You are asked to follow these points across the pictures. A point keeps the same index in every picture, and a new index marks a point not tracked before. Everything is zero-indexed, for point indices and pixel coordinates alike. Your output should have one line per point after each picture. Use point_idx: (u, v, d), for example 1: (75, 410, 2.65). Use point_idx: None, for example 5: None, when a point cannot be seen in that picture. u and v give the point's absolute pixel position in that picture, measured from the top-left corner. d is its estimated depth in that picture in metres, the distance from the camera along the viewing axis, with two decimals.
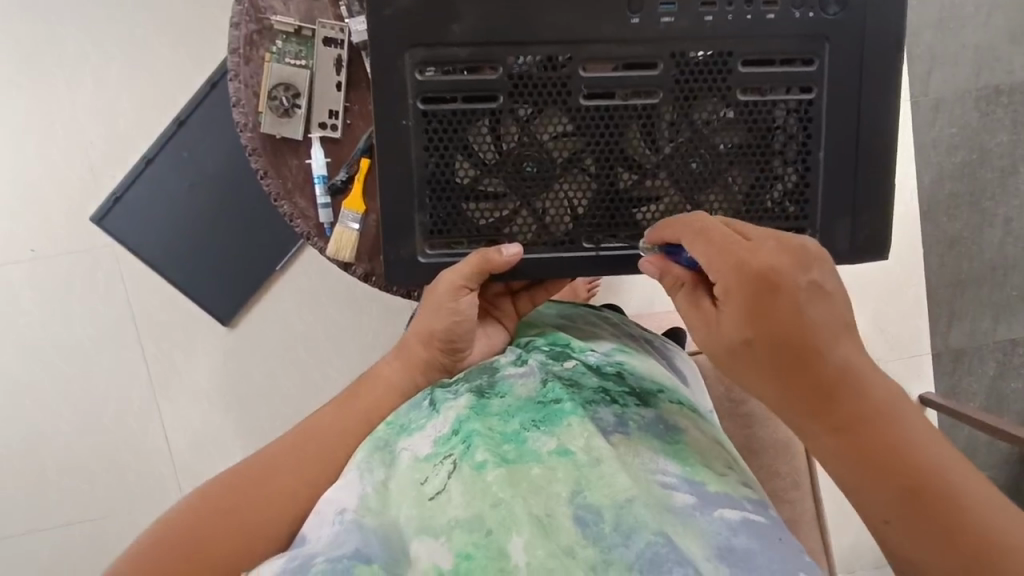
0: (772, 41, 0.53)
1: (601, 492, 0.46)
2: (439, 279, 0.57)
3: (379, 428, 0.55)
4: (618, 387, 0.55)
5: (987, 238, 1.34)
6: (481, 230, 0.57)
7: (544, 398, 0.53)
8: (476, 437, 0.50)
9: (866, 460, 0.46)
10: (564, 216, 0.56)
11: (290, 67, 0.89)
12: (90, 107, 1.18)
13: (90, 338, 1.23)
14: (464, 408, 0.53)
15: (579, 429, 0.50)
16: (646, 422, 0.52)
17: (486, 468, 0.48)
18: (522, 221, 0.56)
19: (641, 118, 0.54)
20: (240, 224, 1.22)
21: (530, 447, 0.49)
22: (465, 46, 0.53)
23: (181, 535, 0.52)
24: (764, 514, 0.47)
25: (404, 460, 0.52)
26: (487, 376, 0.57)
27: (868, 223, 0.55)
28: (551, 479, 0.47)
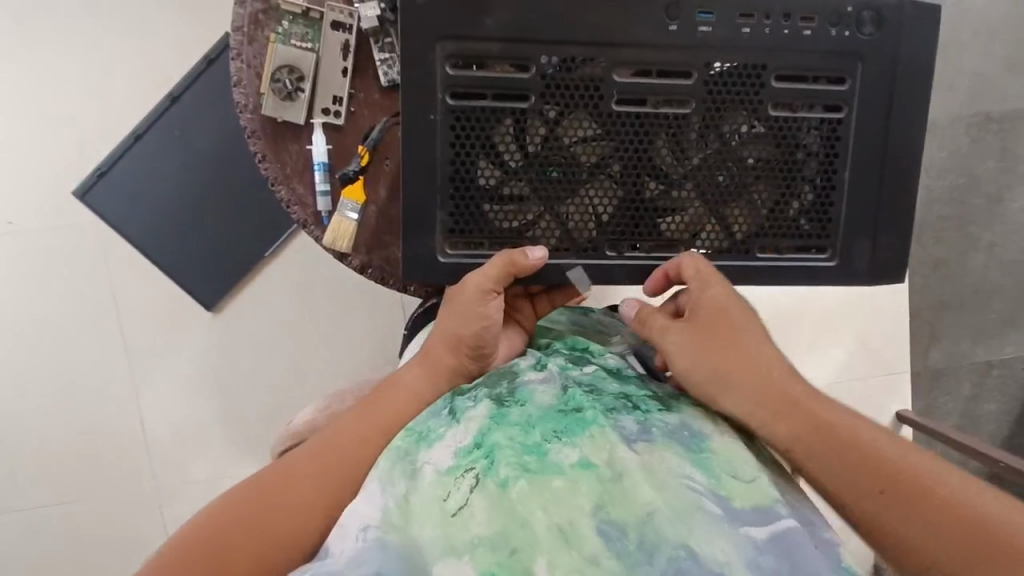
0: (808, 57, 0.52)
1: (623, 507, 0.46)
2: (466, 281, 0.55)
3: (397, 437, 0.53)
4: (640, 393, 0.54)
5: (972, 262, 1.36)
6: (503, 232, 0.55)
7: (565, 406, 0.52)
8: (498, 451, 0.49)
9: (831, 444, 0.49)
10: (588, 222, 0.55)
11: (296, 50, 0.86)
12: (80, 76, 1.13)
13: (68, 316, 1.18)
14: (484, 417, 0.51)
15: (601, 441, 0.49)
16: (670, 428, 0.51)
17: (509, 484, 0.47)
18: (545, 226, 0.55)
19: (670, 127, 0.53)
20: (231, 206, 1.19)
21: (553, 459, 0.49)
22: (497, 41, 0.52)
23: (181, 561, 0.50)
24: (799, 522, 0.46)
25: (426, 475, 0.50)
26: (506, 382, 0.55)
27: (888, 246, 0.55)
28: (573, 493, 0.47)
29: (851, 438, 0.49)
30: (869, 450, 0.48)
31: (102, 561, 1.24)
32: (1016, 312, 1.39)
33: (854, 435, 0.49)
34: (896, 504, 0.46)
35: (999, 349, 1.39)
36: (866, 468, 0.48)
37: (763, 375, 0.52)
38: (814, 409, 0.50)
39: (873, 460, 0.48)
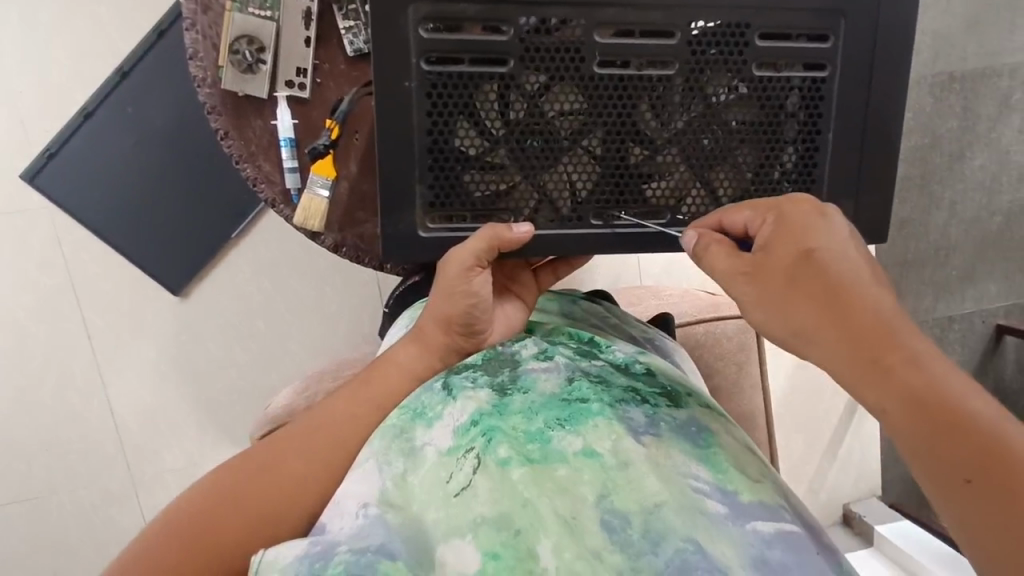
0: (790, 14, 0.51)
1: (630, 498, 0.46)
2: (448, 257, 0.53)
3: (393, 415, 0.54)
4: (649, 388, 0.54)
5: (934, 221, 1.39)
6: (485, 203, 0.54)
7: (569, 396, 0.51)
8: (498, 433, 0.48)
9: (917, 416, 0.42)
10: (571, 192, 0.54)
11: (254, 18, 0.82)
12: (21, 50, 1.06)
13: (26, 306, 1.13)
14: (485, 402, 0.51)
15: (605, 430, 0.49)
16: (678, 424, 0.51)
17: (511, 466, 0.47)
18: (528, 196, 0.54)
19: (655, 89, 0.51)
20: (192, 186, 1.14)
21: (555, 447, 0.48)
22: (474, 3, 0.49)
23: (167, 543, 0.52)
24: (800, 525, 0.46)
25: (427, 455, 0.50)
26: (508, 369, 0.54)
27: (870, 207, 0.55)
28: (578, 481, 0.46)
29: (949, 414, 0.42)
30: (965, 436, 0.41)
31: (78, 553, 1.21)
32: (973, 268, 1.44)
33: (955, 414, 0.42)
34: (970, 498, 0.41)
35: (959, 304, 1.44)
36: (952, 454, 0.41)
37: (850, 328, 0.45)
38: (910, 368, 0.43)
39: (963, 447, 0.41)
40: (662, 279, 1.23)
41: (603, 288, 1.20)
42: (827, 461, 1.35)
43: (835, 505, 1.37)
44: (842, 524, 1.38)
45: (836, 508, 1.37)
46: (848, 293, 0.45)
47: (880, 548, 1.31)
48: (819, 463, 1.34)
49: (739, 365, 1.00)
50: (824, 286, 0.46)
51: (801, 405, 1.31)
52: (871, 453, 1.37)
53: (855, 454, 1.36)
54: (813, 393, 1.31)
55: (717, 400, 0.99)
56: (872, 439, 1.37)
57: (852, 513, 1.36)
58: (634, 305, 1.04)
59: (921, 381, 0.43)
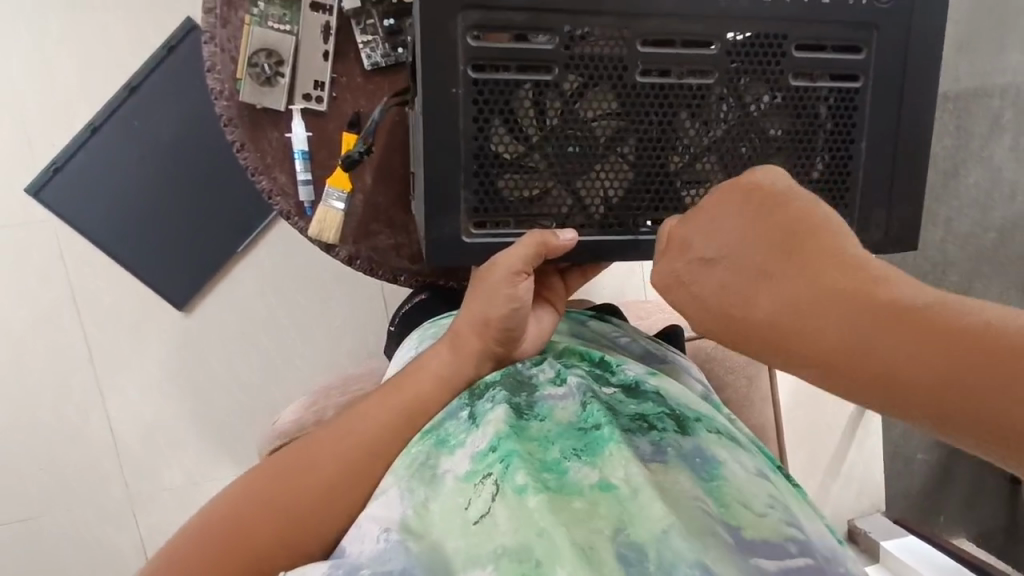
0: (826, 27, 0.51)
1: (641, 527, 0.43)
2: (496, 260, 0.52)
3: (416, 443, 0.52)
4: (656, 410, 0.51)
5: (930, 236, 1.43)
6: (525, 209, 0.53)
7: (585, 424, 0.49)
8: (516, 458, 0.46)
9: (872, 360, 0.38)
10: (607, 198, 0.53)
11: (273, 32, 0.82)
12: (30, 64, 1.06)
13: (25, 322, 1.11)
14: (503, 424, 0.48)
15: (619, 458, 0.47)
16: (684, 452, 0.48)
17: (527, 493, 0.44)
18: (563, 202, 0.53)
19: (693, 98, 0.51)
20: (201, 198, 1.13)
21: (571, 479, 0.46)
22: (522, 12, 0.49)
23: (195, 554, 0.51)
24: (810, 558, 0.43)
25: (447, 482, 0.48)
26: (524, 394, 0.52)
27: (901, 216, 0.55)
28: (593, 515, 0.44)
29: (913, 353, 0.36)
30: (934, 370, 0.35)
31: None
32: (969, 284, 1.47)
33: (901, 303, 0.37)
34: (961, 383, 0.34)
35: None
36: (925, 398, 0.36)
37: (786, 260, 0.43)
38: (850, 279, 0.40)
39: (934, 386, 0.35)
40: None
41: (610, 302, 1.20)
42: (832, 475, 1.34)
43: (840, 520, 1.37)
44: (848, 540, 1.37)
45: (841, 525, 1.37)
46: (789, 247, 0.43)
47: (888, 566, 1.29)
48: (825, 478, 1.34)
49: (749, 379, 1.00)
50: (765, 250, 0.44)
51: (806, 420, 1.32)
52: (875, 467, 1.37)
53: (859, 468, 1.36)
54: (817, 407, 1.32)
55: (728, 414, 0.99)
56: (876, 454, 1.37)
57: (857, 529, 1.35)
58: (642, 318, 1.05)
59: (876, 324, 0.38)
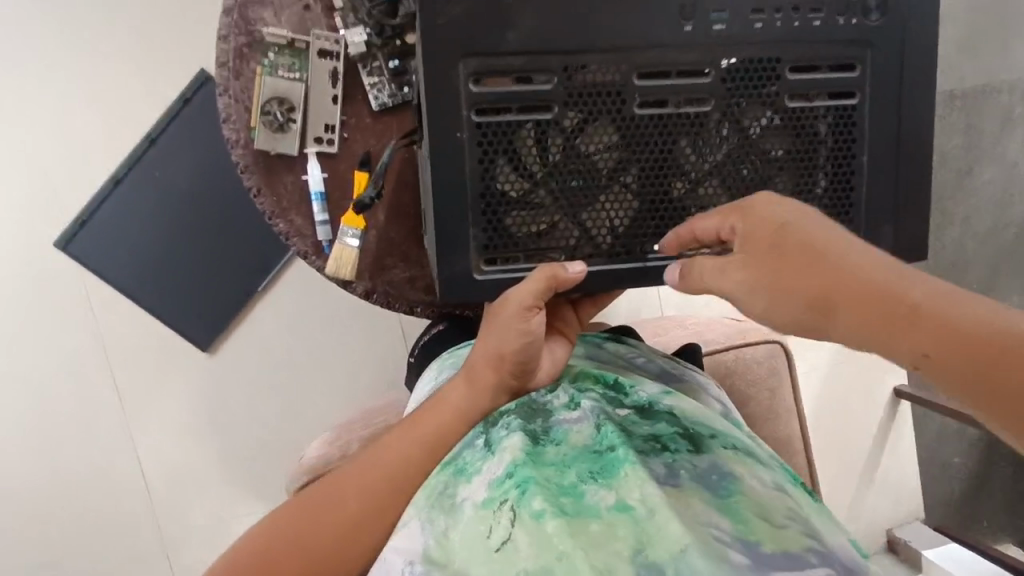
0: (819, 48, 0.51)
1: (659, 547, 0.43)
2: (507, 295, 0.51)
3: (436, 473, 0.53)
4: (670, 429, 0.52)
5: (948, 236, 1.41)
6: (533, 243, 0.52)
7: (600, 446, 0.49)
8: (532, 483, 0.46)
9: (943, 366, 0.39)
10: (610, 228, 0.52)
11: (283, 80, 0.85)
12: (54, 124, 1.11)
13: (56, 372, 1.15)
14: (519, 450, 0.49)
15: (635, 478, 0.46)
16: (699, 470, 0.48)
17: (545, 517, 0.44)
18: (568, 233, 0.52)
19: (693, 126, 0.51)
20: (221, 242, 1.17)
21: (588, 502, 0.46)
22: (518, 55, 0.48)
23: None
24: (832, 569, 0.43)
25: (466, 510, 0.48)
26: (539, 420, 0.53)
27: (910, 225, 0.54)
28: (610, 537, 0.44)
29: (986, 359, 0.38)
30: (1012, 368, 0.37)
31: None
32: (993, 282, 1.44)
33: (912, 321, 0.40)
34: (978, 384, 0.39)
35: None
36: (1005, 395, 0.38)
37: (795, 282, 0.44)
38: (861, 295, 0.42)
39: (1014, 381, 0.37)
40: (684, 307, 1.24)
41: (626, 320, 1.21)
42: (865, 485, 1.32)
43: (877, 531, 1.34)
44: (888, 551, 1.34)
45: (879, 534, 1.34)
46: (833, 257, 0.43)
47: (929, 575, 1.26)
48: (858, 488, 1.31)
49: (772, 392, 0.99)
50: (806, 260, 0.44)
51: (834, 429, 1.30)
52: (909, 474, 1.34)
53: (893, 476, 1.33)
54: (845, 416, 1.30)
55: (753, 427, 0.98)
56: (909, 460, 1.34)
57: (896, 538, 1.32)
58: (659, 335, 1.05)
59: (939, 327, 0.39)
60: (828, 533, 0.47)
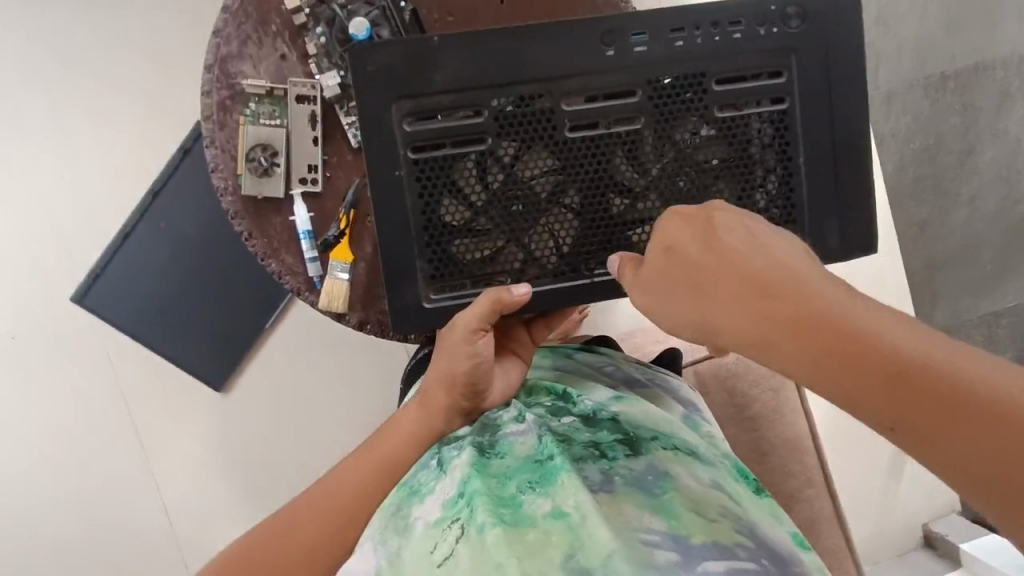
0: (743, 58, 0.54)
1: (592, 552, 0.47)
2: (454, 321, 0.56)
3: (393, 492, 0.57)
4: (609, 438, 0.58)
5: (956, 218, 1.38)
6: (477, 268, 0.57)
7: (541, 456, 0.55)
8: (478, 497, 0.51)
9: (859, 380, 0.40)
10: (552, 248, 0.57)
11: (266, 128, 0.89)
12: (64, 186, 1.16)
13: (83, 422, 1.20)
14: (467, 466, 0.54)
15: (571, 487, 0.51)
16: (634, 475, 0.54)
17: (486, 529, 0.48)
18: (512, 256, 0.57)
19: (625, 144, 0.55)
20: (228, 284, 1.21)
21: (527, 511, 0.50)
22: (449, 93, 0.54)
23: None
24: (757, 563, 0.49)
25: (417, 528, 0.52)
26: (488, 435, 0.59)
27: (856, 220, 0.56)
28: (546, 544, 0.48)
29: (905, 374, 0.39)
30: (931, 384, 0.38)
31: None
32: (1006, 261, 1.41)
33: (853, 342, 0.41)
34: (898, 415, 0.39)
35: (999, 298, 1.41)
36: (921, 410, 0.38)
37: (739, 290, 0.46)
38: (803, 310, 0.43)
39: (930, 398, 0.38)
40: None
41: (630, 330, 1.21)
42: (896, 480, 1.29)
43: (914, 527, 1.31)
44: (926, 546, 1.31)
45: (912, 528, 1.31)
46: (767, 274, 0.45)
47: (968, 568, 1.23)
48: (888, 483, 1.29)
49: (776, 391, 0.99)
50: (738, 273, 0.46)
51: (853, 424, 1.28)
52: None
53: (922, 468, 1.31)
54: None
55: (760, 429, 0.98)
56: None
57: (933, 533, 1.29)
58: (659, 340, 1.06)
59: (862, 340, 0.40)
60: (757, 522, 0.54)
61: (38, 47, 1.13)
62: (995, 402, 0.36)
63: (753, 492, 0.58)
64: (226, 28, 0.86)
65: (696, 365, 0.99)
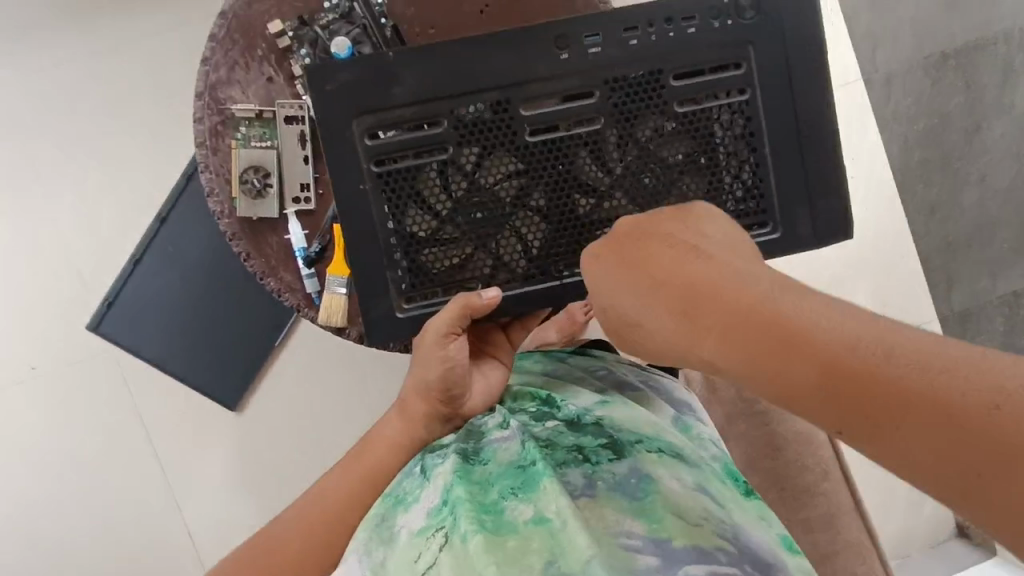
0: (698, 54, 0.57)
1: (571, 559, 0.48)
2: (426, 326, 0.59)
3: (377, 503, 0.58)
4: (593, 442, 0.58)
5: (967, 197, 1.35)
6: (445, 276, 0.60)
7: (523, 461, 0.55)
8: (460, 505, 0.52)
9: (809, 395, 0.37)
10: (519, 252, 0.59)
11: (257, 150, 0.89)
12: (75, 218, 1.20)
13: (105, 446, 1.23)
14: (450, 474, 0.55)
15: (552, 493, 0.52)
16: (616, 480, 0.55)
17: (468, 537, 0.49)
18: (480, 262, 0.60)
19: (588, 144, 0.58)
20: (237, 306, 1.24)
21: (508, 518, 0.51)
22: (410, 106, 0.57)
23: None
24: (736, 565, 0.50)
25: (401, 537, 0.53)
26: (473, 441, 0.60)
27: (827, 207, 0.59)
28: (526, 551, 0.49)
29: (851, 380, 0.36)
30: (918, 390, 0.34)
31: None
32: None
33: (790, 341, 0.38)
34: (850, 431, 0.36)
35: (1018, 277, 1.37)
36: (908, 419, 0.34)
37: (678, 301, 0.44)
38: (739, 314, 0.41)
39: (921, 407, 0.34)
40: None
41: None
42: None
43: (943, 516, 1.28)
44: (958, 536, 1.27)
45: (942, 518, 1.28)
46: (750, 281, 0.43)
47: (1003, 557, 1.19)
48: None
49: None
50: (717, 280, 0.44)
51: None
52: None
53: None
54: None
55: (770, 424, 0.95)
56: None
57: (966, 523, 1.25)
58: None
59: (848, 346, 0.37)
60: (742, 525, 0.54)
61: (44, 87, 1.19)
62: (993, 405, 0.32)
63: (740, 493, 0.58)
64: (213, 55, 0.87)
65: None
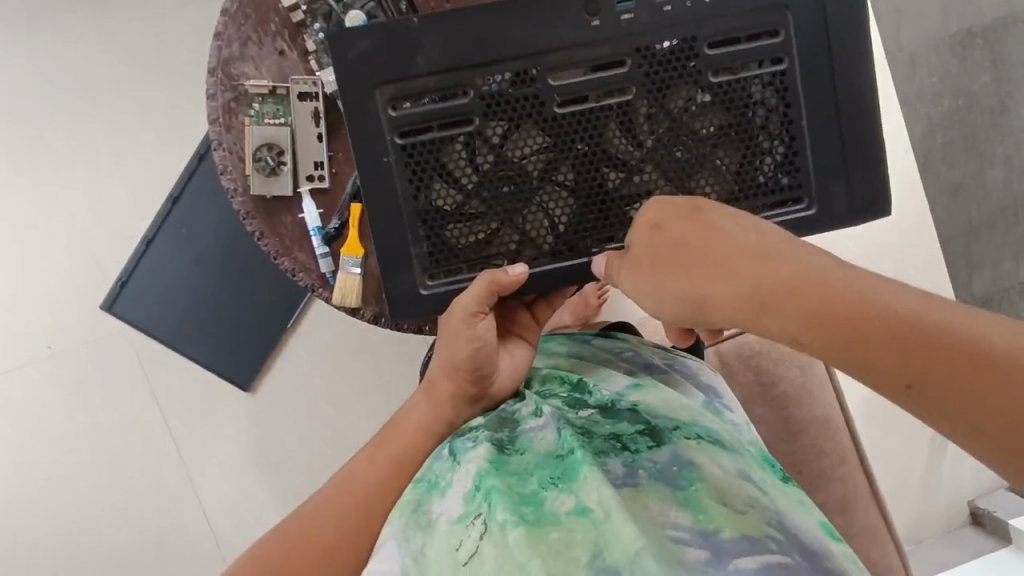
0: (733, 22, 0.55)
1: (616, 549, 0.48)
2: (454, 303, 0.58)
3: (408, 488, 0.57)
4: (631, 430, 0.57)
5: (992, 179, 1.31)
6: (470, 251, 0.59)
7: (562, 451, 0.55)
8: (497, 495, 0.51)
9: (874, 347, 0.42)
10: (546, 228, 0.58)
11: (270, 127, 0.87)
12: (87, 198, 1.19)
13: (121, 425, 1.23)
14: (484, 460, 0.54)
15: (593, 482, 0.52)
16: (657, 469, 0.55)
17: (508, 528, 0.50)
18: (506, 237, 0.58)
19: (619, 116, 0.56)
20: (251, 288, 1.23)
21: (548, 508, 0.52)
22: (432, 75, 0.56)
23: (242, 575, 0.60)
24: (785, 555, 0.50)
25: (440, 525, 0.53)
26: (507, 429, 0.59)
27: (865, 180, 0.57)
28: (570, 542, 0.50)
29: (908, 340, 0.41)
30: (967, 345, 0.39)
31: None
32: None
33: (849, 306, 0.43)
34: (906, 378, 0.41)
35: None
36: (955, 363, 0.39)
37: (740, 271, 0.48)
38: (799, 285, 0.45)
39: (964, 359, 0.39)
40: None
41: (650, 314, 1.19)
42: (935, 454, 1.25)
43: (956, 502, 1.27)
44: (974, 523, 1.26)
45: (958, 505, 1.26)
46: (782, 258, 0.47)
47: None
48: (927, 459, 1.25)
49: (802, 367, 0.95)
50: (753, 261, 0.47)
51: (891, 400, 1.23)
52: None
53: None
54: None
55: (788, 409, 0.94)
56: None
57: (980, 510, 1.24)
58: None
59: (881, 310, 0.42)
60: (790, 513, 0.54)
61: (54, 66, 1.17)
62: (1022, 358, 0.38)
63: (778, 479, 0.58)
64: (226, 30, 0.85)
65: (718, 346, 0.96)
